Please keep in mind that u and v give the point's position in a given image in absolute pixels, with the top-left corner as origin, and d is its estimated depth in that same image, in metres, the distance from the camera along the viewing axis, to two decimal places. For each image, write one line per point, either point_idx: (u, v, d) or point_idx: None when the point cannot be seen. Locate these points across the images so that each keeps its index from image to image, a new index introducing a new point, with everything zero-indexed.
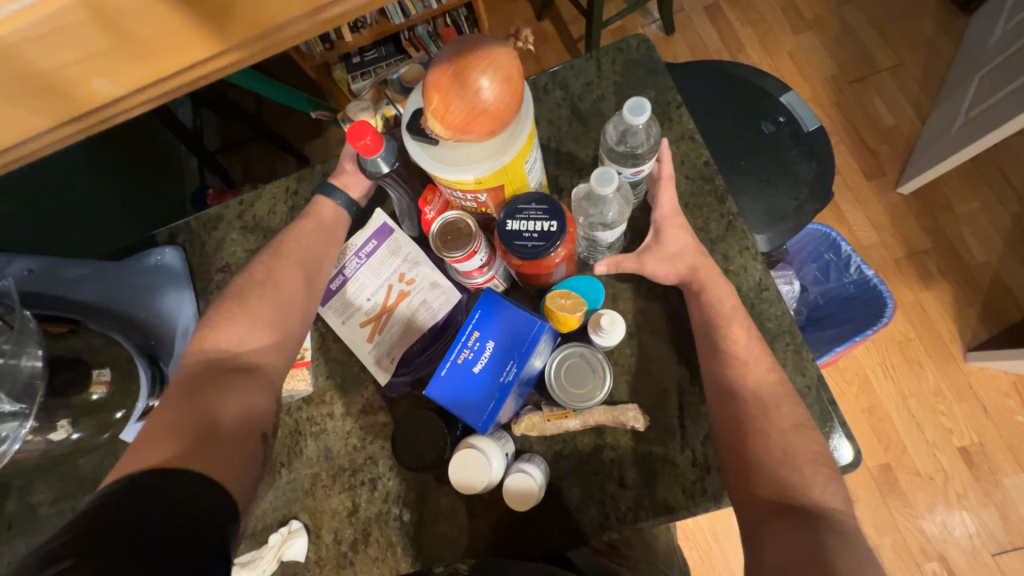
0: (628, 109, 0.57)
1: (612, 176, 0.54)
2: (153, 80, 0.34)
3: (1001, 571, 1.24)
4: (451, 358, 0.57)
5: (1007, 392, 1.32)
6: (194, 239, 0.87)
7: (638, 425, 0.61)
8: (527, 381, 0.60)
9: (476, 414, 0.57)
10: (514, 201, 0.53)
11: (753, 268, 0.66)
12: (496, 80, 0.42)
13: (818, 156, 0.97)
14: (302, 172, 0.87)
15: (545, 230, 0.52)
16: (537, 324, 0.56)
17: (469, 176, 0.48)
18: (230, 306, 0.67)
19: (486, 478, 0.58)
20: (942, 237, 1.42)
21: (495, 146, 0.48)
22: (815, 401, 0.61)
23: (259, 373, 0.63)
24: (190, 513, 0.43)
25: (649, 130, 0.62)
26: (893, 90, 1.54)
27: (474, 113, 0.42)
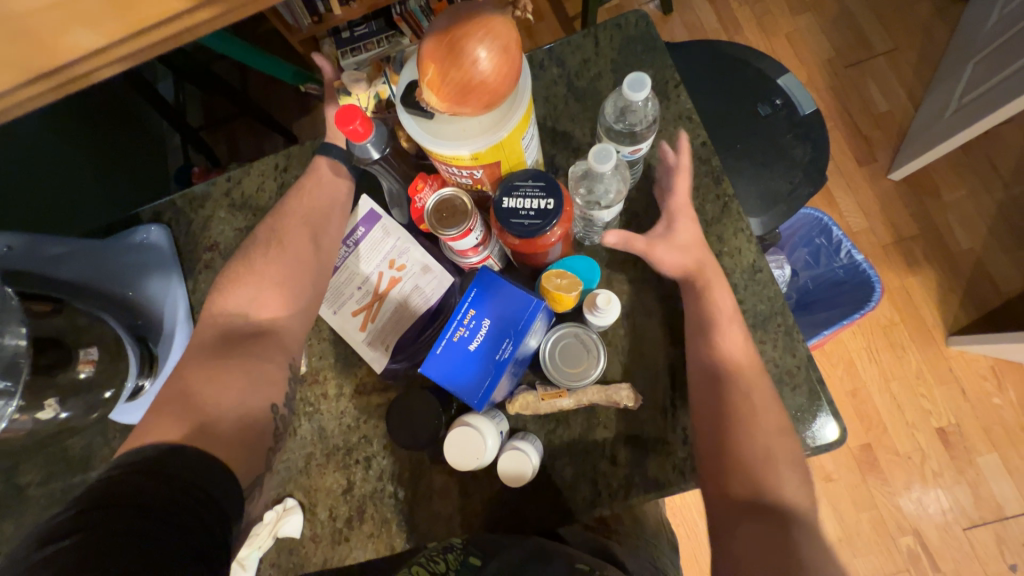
0: (628, 85, 0.55)
1: (610, 152, 0.53)
2: (144, 27, 0.26)
3: (972, 545, 1.30)
4: (446, 336, 0.57)
5: (985, 375, 1.36)
6: (181, 217, 0.85)
7: (630, 403, 0.62)
8: (521, 360, 0.60)
9: (472, 393, 0.57)
10: (510, 179, 0.52)
11: (746, 249, 0.66)
12: (494, 50, 0.41)
13: (813, 139, 0.97)
14: (291, 149, 0.84)
15: (543, 208, 0.51)
16: (532, 303, 0.56)
17: (465, 151, 0.47)
18: (230, 278, 0.66)
19: (480, 456, 0.59)
20: (929, 223, 1.44)
21: (491, 120, 0.47)
22: (804, 381, 0.62)
23: (274, 337, 0.63)
24: (191, 487, 0.44)
25: (648, 108, 0.62)
26: (888, 75, 1.54)
27: (471, 84, 0.41)
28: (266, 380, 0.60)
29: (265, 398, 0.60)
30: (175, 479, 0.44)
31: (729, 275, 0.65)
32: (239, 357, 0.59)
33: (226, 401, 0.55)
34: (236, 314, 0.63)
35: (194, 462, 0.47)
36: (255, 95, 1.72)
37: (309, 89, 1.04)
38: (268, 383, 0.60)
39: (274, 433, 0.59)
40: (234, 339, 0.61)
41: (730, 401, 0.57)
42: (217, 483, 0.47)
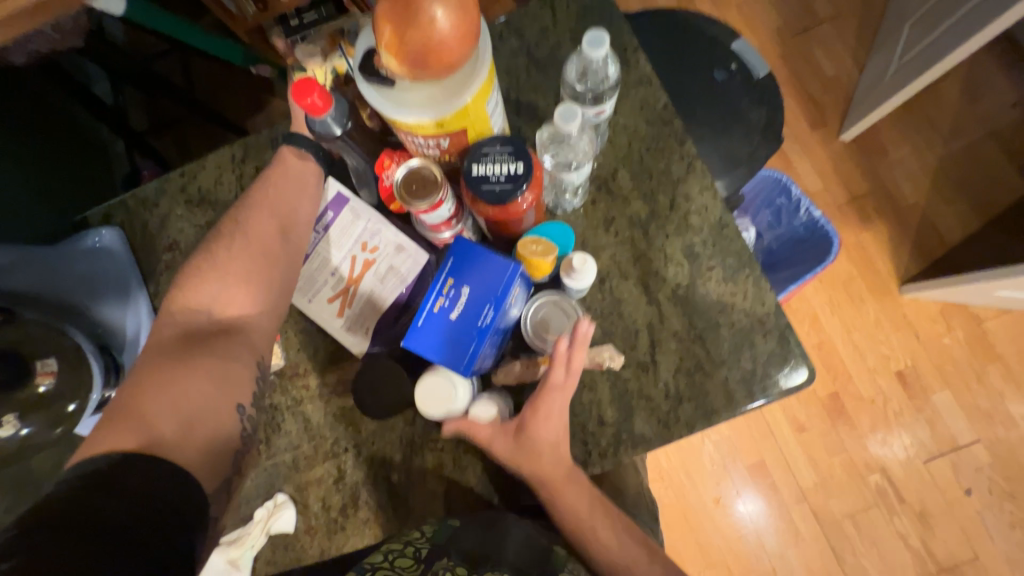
0: (588, 42, 0.59)
1: (576, 113, 0.54)
2: None
3: (933, 476, 1.40)
4: (427, 307, 0.58)
5: (935, 318, 1.45)
6: (133, 218, 0.80)
7: (614, 362, 0.64)
8: (504, 326, 0.60)
9: (455, 359, 0.57)
10: (479, 145, 0.52)
11: (712, 206, 0.68)
12: (450, 8, 0.40)
13: (768, 102, 1.00)
14: (248, 139, 0.81)
15: (512, 172, 0.51)
16: (510, 267, 0.56)
17: (429, 118, 0.47)
18: (194, 272, 0.63)
19: (450, 404, 0.59)
20: (878, 180, 1.52)
21: (454, 85, 0.47)
22: (774, 327, 0.64)
23: (241, 336, 0.61)
24: (153, 502, 0.43)
25: (607, 69, 0.67)
26: (833, 41, 1.60)
27: (429, 44, 0.41)
28: (233, 379, 0.57)
29: (229, 398, 0.56)
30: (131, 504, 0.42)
31: (697, 233, 0.67)
32: (199, 360, 0.56)
33: (197, 401, 0.53)
34: (199, 311, 0.61)
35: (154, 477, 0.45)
36: (203, 91, 1.64)
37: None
38: (233, 379, 0.57)
39: (245, 435, 0.57)
40: (201, 339, 0.58)
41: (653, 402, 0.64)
42: (178, 501, 0.45)
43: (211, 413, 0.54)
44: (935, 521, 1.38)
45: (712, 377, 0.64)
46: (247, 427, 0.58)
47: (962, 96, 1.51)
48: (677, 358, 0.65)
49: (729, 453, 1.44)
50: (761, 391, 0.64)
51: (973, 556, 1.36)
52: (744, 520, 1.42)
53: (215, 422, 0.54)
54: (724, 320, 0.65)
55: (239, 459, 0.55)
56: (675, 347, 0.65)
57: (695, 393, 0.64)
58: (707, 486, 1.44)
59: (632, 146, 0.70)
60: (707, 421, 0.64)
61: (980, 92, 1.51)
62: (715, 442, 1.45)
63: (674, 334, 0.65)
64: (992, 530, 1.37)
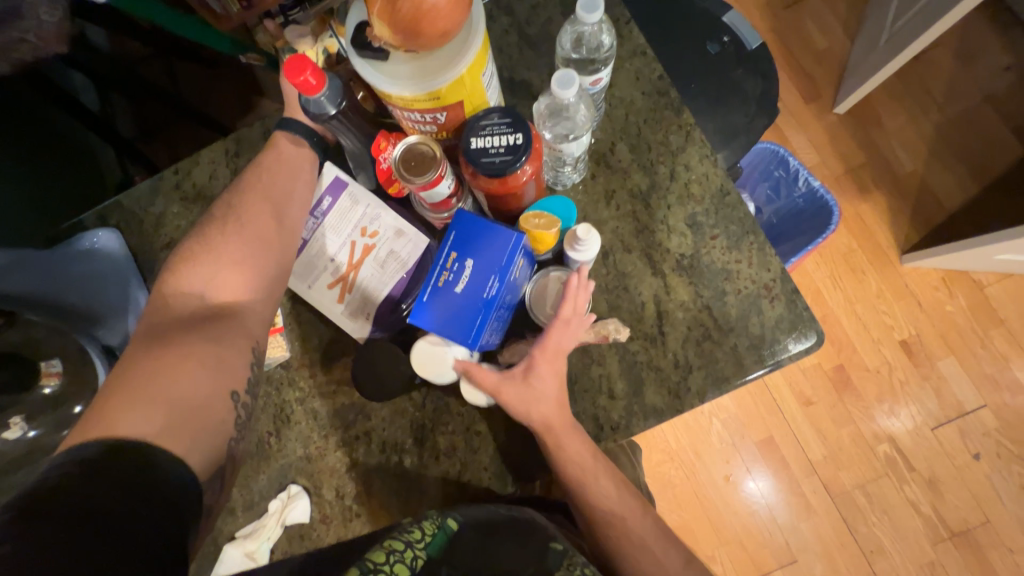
0: (581, 7, 0.59)
1: (573, 80, 0.54)
2: None
3: (941, 443, 1.40)
4: (432, 282, 0.57)
5: (938, 286, 1.45)
6: (129, 218, 0.79)
7: (620, 335, 0.64)
8: (509, 299, 0.59)
9: (463, 331, 0.55)
10: (477, 118, 0.52)
11: (713, 175, 0.67)
12: None
13: (762, 72, 0.99)
14: (240, 132, 0.80)
15: (512, 142, 0.51)
16: (512, 236, 0.56)
17: (424, 90, 0.48)
18: (190, 263, 0.62)
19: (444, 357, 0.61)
20: (874, 151, 1.51)
21: (448, 56, 0.47)
22: (781, 292, 0.64)
23: (242, 323, 0.60)
24: (151, 494, 0.43)
25: (602, 34, 0.66)
26: (823, 12, 1.58)
27: (421, 9, 0.41)
28: (227, 367, 0.57)
29: (222, 385, 0.56)
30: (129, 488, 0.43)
31: (699, 203, 0.67)
32: (191, 343, 0.56)
33: (192, 390, 0.53)
34: (192, 296, 0.60)
35: (152, 460, 0.46)
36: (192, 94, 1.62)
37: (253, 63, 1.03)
38: (228, 366, 0.57)
39: (238, 425, 0.57)
40: (197, 321, 0.58)
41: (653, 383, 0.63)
42: (174, 486, 0.46)
43: (208, 402, 0.54)
44: (946, 488, 1.38)
45: (720, 345, 0.64)
46: (240, 415, 0.57)
47: (956, 62, 1.50)
48: (685, 328, 0.65)
49: (738, 431, 1.45)
50: (770, 356, 0.63)
51: (985, 521, 1.37)
52: (755, 496, 1.42)
53: (209, 410, 0.53)
54: (730, 288, 0.65)
55: (234, 447, 0.56)
56: (682, 318, 0.65)
57: (704, 362, 0.64)
58: (717, 465, 1.44)
59: (628, 119, 0.69)
60: (717, 389, 0.63)
61: (974, 57, 1.50)
62: (723, 420, 1.45)
63: (681, 304, 0.65)
64: (1002, 494, 1.37)
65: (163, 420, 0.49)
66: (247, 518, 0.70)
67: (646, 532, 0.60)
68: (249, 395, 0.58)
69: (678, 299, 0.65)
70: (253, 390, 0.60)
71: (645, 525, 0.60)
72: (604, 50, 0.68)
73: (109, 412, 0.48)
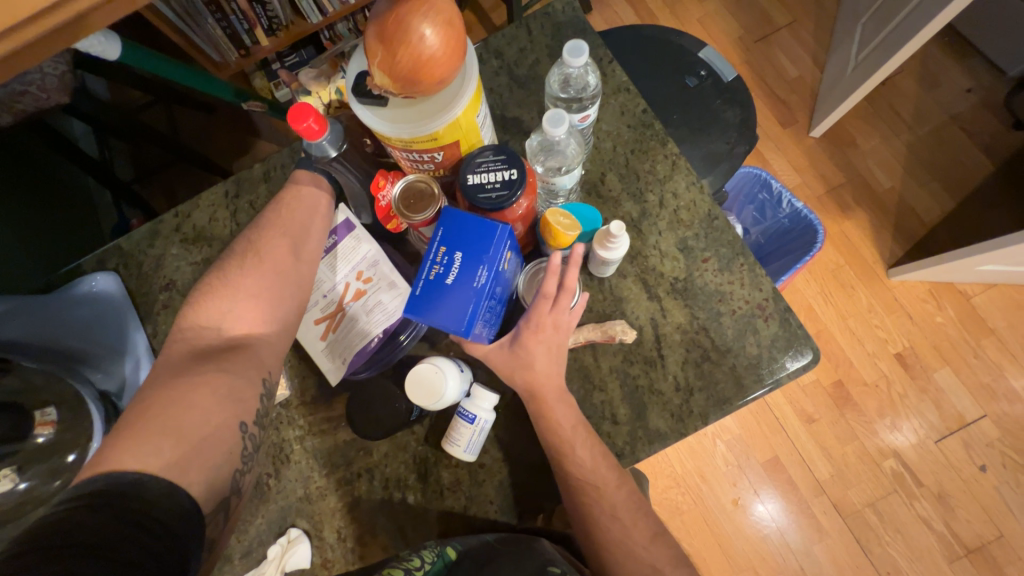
0: (566, 53, 0.63)
1: (562, 118, 0.57)
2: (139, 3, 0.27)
3: (947, 457, 1.40)
4: (423, 276, 0.55)
5: (925, 297, 1.48)
6: (129, 261, 0.80)
7: (626, 336, 0.65)
8: (499, 286, 0.58)
9: (457, 319, 0.53)
10: (473, 155, 0.56)
11: (700, 201, 0.70)
12: (438, 25, 0.45)
13: (740, 102, 1.04)
14: (240, 175, 0.82)
15: (507, 178, 0.54)
16: (499, 228, 0.54)
17: (423, 132, 0.51)
18: (203, 296, 0.63)
19: (441, 387, 0.61)
20: (853, 171, 1.57)
21: (445, 100, 0.51)
22: (775, 311, 0.65)
23: (252, 352, 0.61)
24: (143, 516, 0.41)
25: (589, 78, 0.72)
26: (793, 44, 1.68)
27: (419, 60, 0.45)
28: (235, 397, 0.56)
29: (232, 414, 0.55)
30: (127, 514, 0.41)
31: (687, 228, 0.69)
32: (201, 374, 0.56)
33: (201, 421, 0.52)
34: (208, 328, 0.61)
35: (156, 489, 0.44)
36: (190, 138, 1.66)
37: (251, 107, 1.13)
38: (238, 397, 0.56)
39: (246, 454, 0.55)
40: (210, 352, 0.59)
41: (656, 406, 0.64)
42: (171, 512, 0.44)
43: (217, 433, 0.52)
44: (956, 502, 1.36)
45: (719, 366, 0.65)
46: (247, 446, 0.56)
47: (921, 86, 1.59)
48: (683, 351, 0.65)
49: (743, 452, 1.43)
50: (769, 373, 0.64)
51: (998, 534, 1.35)
52: (765, 520, 1.39)
53: (218, 441, 0.52)
54: (725, 309, 0.66)
55: (239, 479, 0.53)
56: (680, 340, 0.66)
57: (705, 383, 0.64)
58: (724, 488, 1.42)
59: (616, 150, 0.73)
60: (720, 410, 0.64)
61: (937, 81, 1.59)
62: (727, 441, 1.44)
63: (678, 327, 0.66)
64: (1013, 506, 1.35)
65: (173, 453, 0.48)
66: (246, 565, 0.67)
67: (657, 560, 0.59)
68: (257, 426, 0.57)
69: (675, 322, 0.66)
70: (262, 422, 0.59)
71: (657, 554, 0.59)
72: (588, 89, 0.72)
73: (119, 443, 0.47)
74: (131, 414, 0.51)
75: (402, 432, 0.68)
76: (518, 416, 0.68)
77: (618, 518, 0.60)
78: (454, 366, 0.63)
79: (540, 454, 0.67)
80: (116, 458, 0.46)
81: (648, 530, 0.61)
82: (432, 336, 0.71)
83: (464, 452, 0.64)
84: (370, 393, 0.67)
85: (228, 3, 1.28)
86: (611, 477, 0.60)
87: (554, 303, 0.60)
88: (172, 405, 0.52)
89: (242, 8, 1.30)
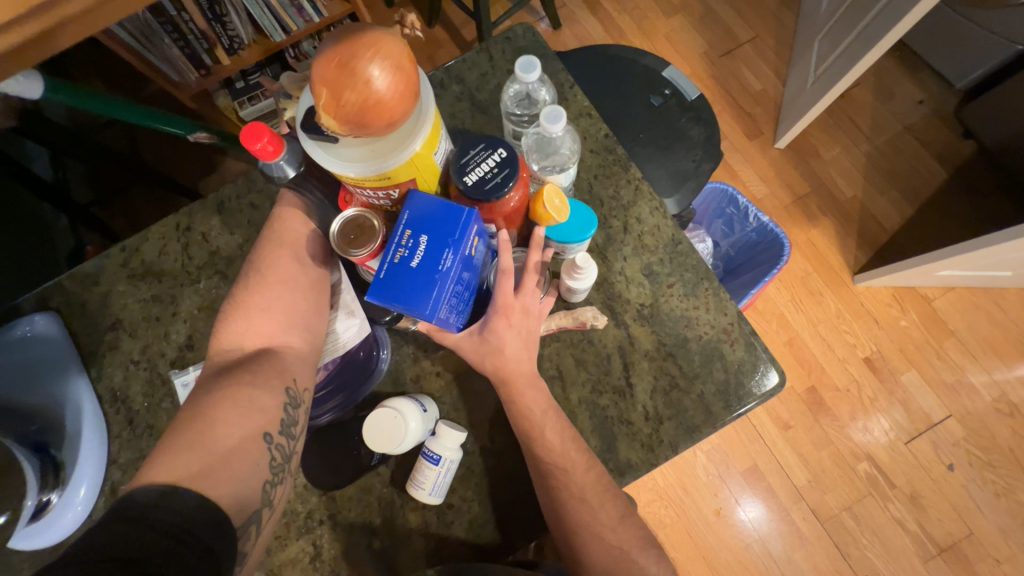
0: (520, 68, 0.63)
1: (561, 116, 0.60)
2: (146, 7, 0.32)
3: (917, 457, 1.43)
4: (387, 260, 0.53)
5: (890, 302, 1.53)
6: (73, 300, 0.76)
7: (597, 321, 0.66)
8: (467, 271, 0.56)
9: (421, 303, 0.51)
10: (458, 155, 0.57)
11: (664, 226, 0.70)
12: (387, 68, 0.46)
13: (704, 120, 1.06)
14: (191, 206, 0.78)
15: (501, 157, 0.57)
16: (465, 211, 0.54)
17: (378, 171, 0.52)
18: (226, 320, 0.64)
19: (401, 432, 0.59)
20: (817, 180, 1.62)
21: (399, 139, 0.52)
22: (740, 336, 0.65)
23: (278, 362, 0.62)
24: (175, 532, 0.42)
25: (541, 93, 0.74)
26: (755, 59, 1.73)
27: (367, 103, 0.46)
28: (258, 408, 0.57)
29: (256, 425, 0.56)
30: (159, 530, 0.41)
31: (652, 253, 0.69)
32: (225, 388, 0.58)
33: (227, 433, 0.54)
34: (232, 349, 0.63)
35: (187, 501, 0.45)
36: (150, 158, 1.60)
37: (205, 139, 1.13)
38: (260, 407, 0.57)
39: (273, 465, 0.56)
40: (234, 365, 0.61)
41: (625, 436, 0.63)
42: (203, 527, 0.44)
43: (239, 445, 0.54)
44: (928, 502, 1.40)
45: (688, 393, 0.64)
46: (275, 457, 0.57)
47: (876, 98, 1.66)
48: (652, 378, 0.65)
49: (722, 461, 1.44)
50: (737, 402, 0.64)
51: (968, 532, 1.38)
52: (748, 528, 1.40)
53: (243, 452, 0.54)
54: (692, 334, 0.66)
55: (269, 491, 0.55)
56: (649, 368, 0.65)
57: (674, 412, 0.64)
58: (706, 498, 1.42)
59: (580, 175, 0.72)
60: (690, 439, 0.63)
61: (891, 94, 1.65)
62: (707, 452, 1.45)
63: (646, 354, 0.65)
64: (981, 504, 1.39)
65: (199, 465, 0.49)
66: None
67: (626, 543, 0.59)
68: (283, 436, 0.58)
69: (642, 348, 0.66)
70: (288, 431, 0.59)
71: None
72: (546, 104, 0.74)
73: (156, 459, 0.49)
74: (174, 425, 0.54)
75: (367, 474, 0.66)
76: (488, 449, 0.67)
77: (592, 551, 0.58)
78: (415, 407, 0.61)
79: (510, 489, 0.65)
80: (150, 473, 0.48)
81: (616, 511, 0.60)
82: (398, 369, 0.70)
83: (429, 495, 0.62)
84: (338, 440, 0.66)
85: (185, 23, 1.25)
86: (588, 494, 0.58)
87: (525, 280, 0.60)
88: (203, 417, 0.54)
89: (200, 27, 1.26)
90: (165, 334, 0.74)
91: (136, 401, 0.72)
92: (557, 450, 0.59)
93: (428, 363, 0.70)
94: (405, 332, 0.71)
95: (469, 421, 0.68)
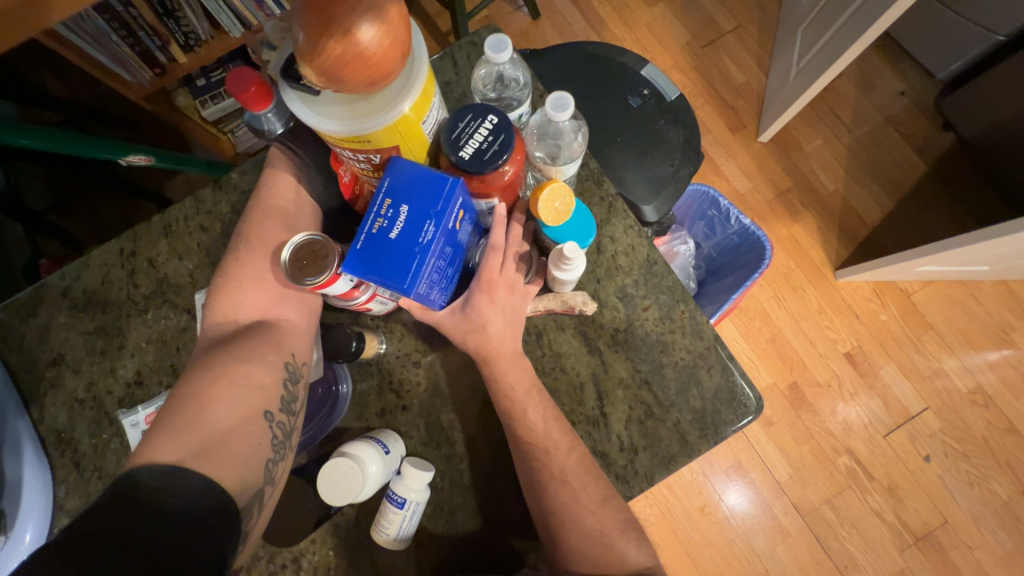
0: (490, 48, 0.59)
1: (567, 102, 0.58)
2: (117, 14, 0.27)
3: (894, 449, 1.45)
4: (364, 230, 0.49)
5: (870, 296, 1.53)
6: (9, 333, 0.70)
7: (586, 308, 0.63)
8: (451, 247, 0.53)
9: (399, 276, 0.48)
10: (448, 128, 0.53)
11: (639, 245, 0.67)
12: (377, 22, 0.42)
13: (683, 121, 1.02)
14: (136, 228, 0.73)
15: (493, 124, 0.53)
16: (449, 181, 0.50)
17: (362, 132, 0.49)
18: (223, 288, 0.63)
19: (358, 480, 0.57)
20: (799, 174, 1.60)
21: (388, 99, 0.49)
22: (715, 359, 0.63)
23: (277, 335, 0.61)
24: (179, 516, 0.41)
25: (519, 79, 0.69)
26: (738, 50, 1.69)
27: (348, 56, 0.42)
28: (255, 386, 0.56)
29: (255, 405, 0.55)
30: (158, 516, 0.40)
31: (629, 272, 0.66)
32: (222, 364, 0.56)
33: (223, 414, 0.53)
34: (226, 322, 0.62)
35: (187, 487, 0.44)
36: None
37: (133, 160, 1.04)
38: (260, 386, 0.56)
39: (275, 444, 0.55)
40: (231, 338, 0.60)
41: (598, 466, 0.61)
42: (203, 513, 0.43)
43: (239, 426, 0.53)
44: (905, 494, 1.42)
45: (663, 422, 0.62)
46: (277, 435, 0.56)
47: (858, 90, 1.63)
48: (627, 408, 0.62)
49: (705, 459, 1.45)
50: (715, 429, 0.62)
51: (943, 521, 1.40)
52: (731, 523, 1.41)
53: (243, 433, 0.53)
54: (667, 360, 0.63)
55: (272, 469, 0.54)
56: (622, 398, 0.63)
57: (649, 441, 0.62)
58: (690, 496, 1.43)
59: None
60: (666, 469, 0.61)
61: (873, 85, 1.63)
62: None
63: (620, 381, 0.63)
64: (956, 495, 1.42)
65: (197, 446, 0.49)
66: None
67: (601, 536, 0.57)
68: (284, 413, 0.57)
69: (618, 376, 0.63)
70: (288, 408, 0.58)
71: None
72: (519, 86, 0.69)
73: (154, 438, 0.49)
74: (170, 406, 0.53)
75: (330, 515, 0.63)
76: (457, 481, 0.64)
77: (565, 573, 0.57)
78: (374, 450, 0.60)
79: (481, 523, 0.63)
80: (152, 452, 0.47)
81: (597, 491, 0.58)
82: (362, 400, 0.67)
83: (394, 538, 0.60)
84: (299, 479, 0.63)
85: (134, 20, 1.16)
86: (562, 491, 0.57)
87: (504, 258, 0.57)
88: (200, 397, 0.53)
89: (150, 23, 1.17)
90: (112, 369, 0.69)
91: (83, 442, 0.67)
92: (528, 475, 0.58)
93: (394, 395, 0.67)
94: (368, 361, 0.68)
95: (437, 454, 0.65)
